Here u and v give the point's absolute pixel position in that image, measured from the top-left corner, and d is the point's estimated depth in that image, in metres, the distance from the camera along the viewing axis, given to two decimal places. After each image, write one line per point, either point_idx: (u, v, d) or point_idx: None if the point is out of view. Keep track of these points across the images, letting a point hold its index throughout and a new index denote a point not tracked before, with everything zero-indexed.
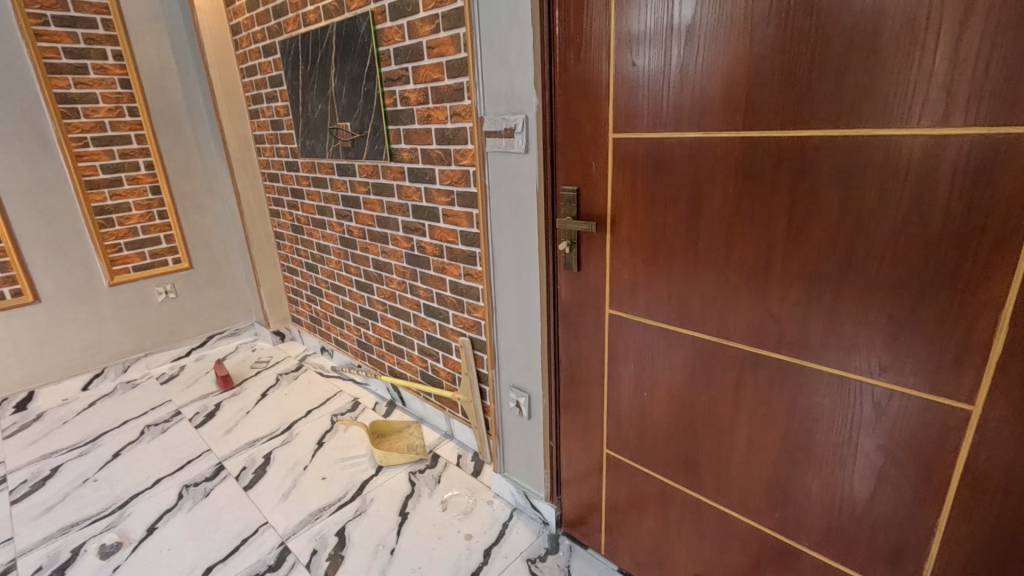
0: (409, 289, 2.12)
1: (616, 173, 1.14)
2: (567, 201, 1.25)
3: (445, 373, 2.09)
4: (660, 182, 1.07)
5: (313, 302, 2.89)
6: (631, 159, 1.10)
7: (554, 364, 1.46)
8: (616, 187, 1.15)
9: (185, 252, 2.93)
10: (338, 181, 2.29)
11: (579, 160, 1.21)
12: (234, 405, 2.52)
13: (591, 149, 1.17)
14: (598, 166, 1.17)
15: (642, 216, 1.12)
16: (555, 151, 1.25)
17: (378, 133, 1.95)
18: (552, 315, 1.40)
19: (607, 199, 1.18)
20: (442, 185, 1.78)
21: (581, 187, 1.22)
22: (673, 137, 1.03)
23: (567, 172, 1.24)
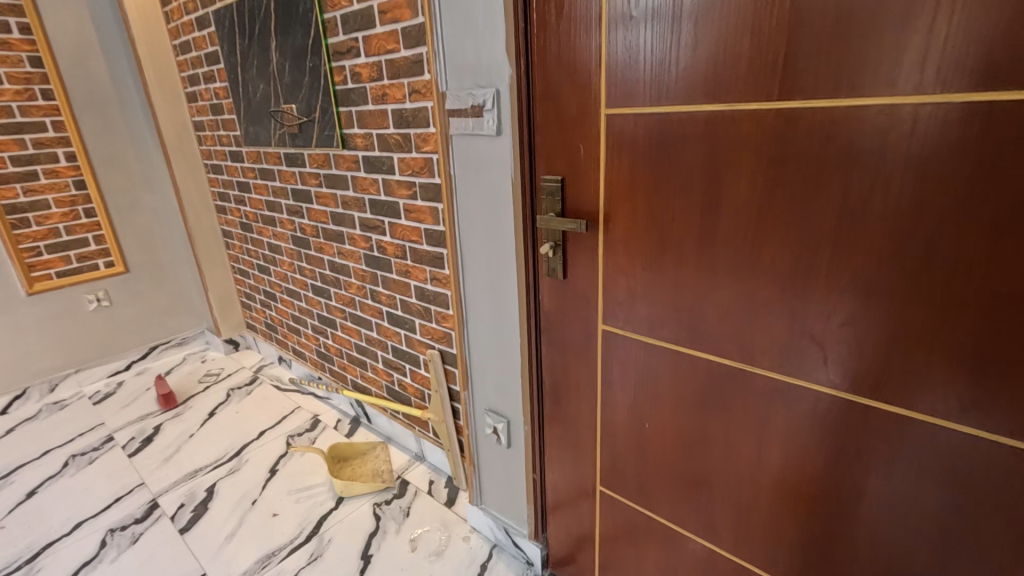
0: (370, 295, 1.87)
1: (609, 159, 0.92)
2: (550, 195, 1.03)
3: (413, 390, 1.86)
4: (665, 170, 0.86)
5: (267, 308, 2.61)
6: (629, 141, 0.88)
7: (537, 386, 1.24)
8: (610, 176, 0.93)
9: (119, 254, 2.61)
10: (287, 173, 2.01)
11: (563, 144, 0.98)
12: (176, 427, 2.23)
13: (578, 131, 0.95)
14: (587, 151, 0.95)
15: (643, 213, 0.91)
16: (533, 133, 1.02)
17: (327, 116, 1.68)
18: (534, 329, 1.18)
19: (597, 191, 0.96)
20: (402, 176, 1.53)
21: (566, 177, 1.00)
22: (682, 112, 0.81)
23: (549, 158, 1.02)
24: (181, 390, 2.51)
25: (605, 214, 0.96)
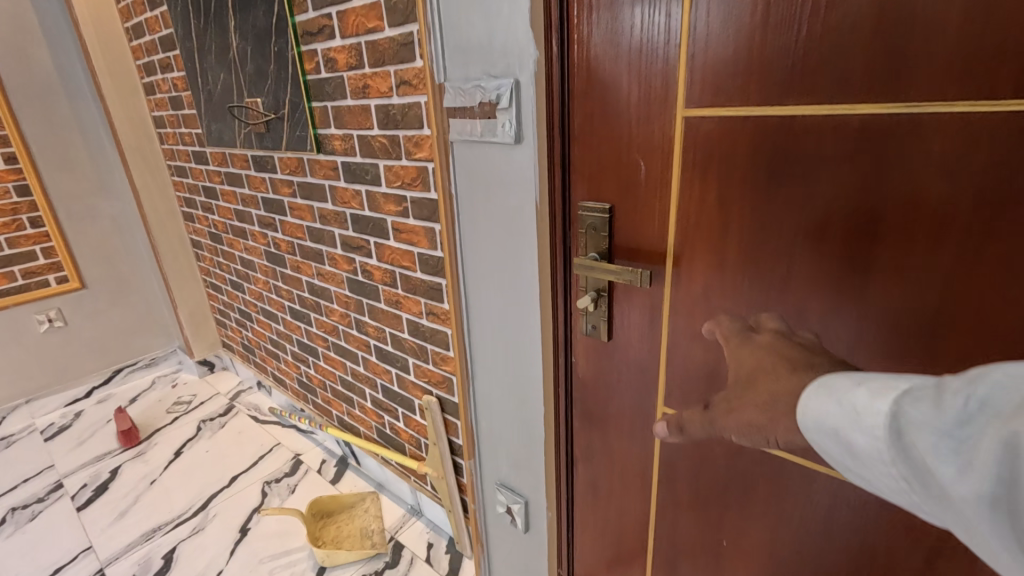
0: (355, 325, 1.58)
1: (685, 180, 0.66)
2: (591, 227, 0.77)
3: (408, 436, 1.58)
4: (777, 199, 0.60)
5: (243, 327, 2.32)
6: (720, 156, 0.63)
7: (567, 466, 0.97)
8: (686, 203, 0.67)
9: (73, 268, 2.30)
10: (255, 179, 1.71)
11: (612, 157, 0.72)
12: (136, 471, 1.94)
13: (639, 140, 0.69)
14: (649, 168, 0.69)
15: (738, 257, 0.65)
16: (568, 141, 0.75)
17: (298, 113, 1.37)
18: (565, 397, 0.91)
19: (666, 222, 0.70)
20: (390, 188, 1.23)
21: (619, 205, 0.73)
22: (811, 117, 0.56)
23: (592, 176, 0.75)
24: (145, 423, 2.22)
25: (677, 255, 0.70)
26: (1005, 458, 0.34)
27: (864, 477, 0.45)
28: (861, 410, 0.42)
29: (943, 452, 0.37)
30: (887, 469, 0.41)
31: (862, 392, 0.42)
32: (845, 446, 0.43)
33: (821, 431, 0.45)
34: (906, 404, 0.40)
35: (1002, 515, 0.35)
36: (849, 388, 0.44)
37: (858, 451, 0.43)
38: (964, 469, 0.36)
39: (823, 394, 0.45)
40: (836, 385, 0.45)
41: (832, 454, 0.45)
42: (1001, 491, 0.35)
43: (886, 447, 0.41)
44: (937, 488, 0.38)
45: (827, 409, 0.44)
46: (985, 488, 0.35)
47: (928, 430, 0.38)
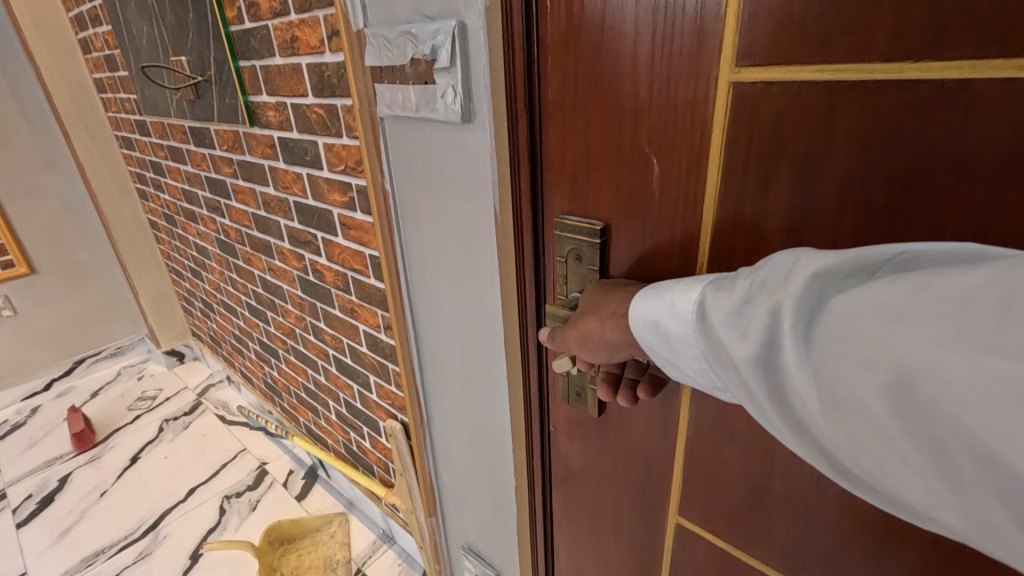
0: (311, 330, 1.35)
1: (727, 192, 0.41)
2: (573, 256, 0.53)
3: (375, 458, 1.37)
4: (898, 230, 0.35)
5: (208, 317, 2.10)
6: (796, 153, 0.37)
7: (545, 550, 0.75)
8: (725, 226, 0.43)
9: (19, 252, 2.08)
10: (196, 155, 1.45)
11: (607, 149, 0.47)
12: (85, 479, 1.76)
13: (651, 124, 0.43)
14: (666, 168, 0.44)
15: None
16: (545, 121, 0.50)
17: (225, 75, 1.10)
18: (542, 469, 0.68)
19: (689, 254, 0.45)
20: (332, 173, 0.97)
21: (618, 221, 0.49)
22: (995, 86, 0.30)
23: (576, 176, 0.50)
24: (103, 422, 2.03)
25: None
26: (772, 327, 0.32)
27: (678, 372, 0.42)
28: (678, 300, 0.39)
29: (731, 328, 0.35)
30: (695, 356, 0.39)
31: (681, 286, 0.40)
32: (662, 338, 0.41)
33: (647, 328, 0.42)
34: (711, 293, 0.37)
35: (770, 380, 0.33)
36: (669, 286, 0.41)
37: (674, 344, 0.40)
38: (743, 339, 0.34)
39: (645, 293, 0.41)
40: (658, 284, 0.42)
41: (654, 352, 0.42)
42: (773, 361, 0.33)
43: (693, 334, 0.38)
44: (729, 364, 0.36)
45: (652, 303, 0.41)
46: (761, 357, 0.33)
47: (725, 312, 0.35)
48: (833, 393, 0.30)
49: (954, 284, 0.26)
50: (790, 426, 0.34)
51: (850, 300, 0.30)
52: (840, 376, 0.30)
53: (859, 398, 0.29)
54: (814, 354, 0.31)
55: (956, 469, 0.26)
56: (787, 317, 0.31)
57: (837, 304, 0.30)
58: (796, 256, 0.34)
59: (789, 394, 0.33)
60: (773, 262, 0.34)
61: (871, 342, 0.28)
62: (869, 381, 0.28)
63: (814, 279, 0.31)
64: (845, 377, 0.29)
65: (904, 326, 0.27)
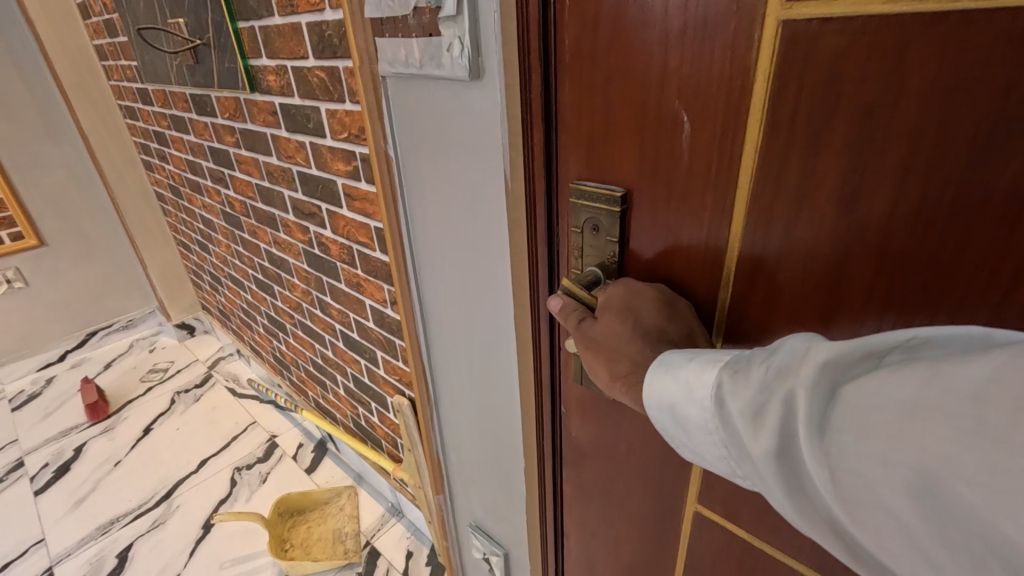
0: (318, 304, 1.32)
1: (768, 154, 0.37)
2: (591, 227, 0.50)
3: (383, 433, 1.36)
4: (971, 201, 0.31)
5: (217, 291, 2.09)
6: (852, 109, 0.33)
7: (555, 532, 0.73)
8: (764, 194, 0.39)
9: (28, 224, 2.07)
10: (199, 125, 1.41)
11: (630, 109, 0.42)
12: (100, 449, 1.78)
13: (681, 79, 0.39)
14: (697, 129, 0.40)
15: (861, 300, 0.37)
16: (562, 76, 0.45)
17: (223, 38, 1.05)
18: (554, 449, 0.66)
19: (722, 224, 0.42)
20: (335, 141, 0.93)
21: (642, 189, 0.45)
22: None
23: (594, 138, 0.45)
24: (116, 393, 2.05)
25: (741, 282, 0.43)
26: (788, 417, 0.30)
27: (696, 456, 0.40)
28: (693, 382, 0.38)
29: (747, 417, 0.33)
30: (714, 441, 0.37)
31: (694, 366, 0.38)
32: (679, 420, 0.39)
33: (662, 409, 0.40)
34: (725, 377, 0.35)
35: (791, 475, 0.31)
36: (681, 363, 0.39)
37: (691, 426, 0.38)
38: (756, 431, 0.32)
39: (659, 371, 0.40)
40: (669, 359, 0.40)
41: (669, 434, 0.40)
42: (792, 453, 0.30)
43: (708, 418, 0.36)
44: (746, 456, 0.33)
45: (665, 385, 0.40)
46: (774, 446, 0.31)
47: (739, 401, 0.33)
48: (856, 495, 0.27)
49: (960, 374, 0.24)
50: (814, 520, 0.31)
51: (866, 391, 0.27)
52: (859, 472, 0.27)
53: (882, 497, 0.26)
54: (833, 451, 0.28)
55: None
56: (803, 409, 0.29)
57: (851, 395, 0.28)
58: (808, 343, 0.32)
59: (810, 488, 0.30)
60: (786, 347, 0.32)
61: (893, 440, 0.26)
62: (890, 481, 0.26)
63: (827, 367, 0.29)
64: (869, 478, 0.26)
65: (917, 425, 0.25)
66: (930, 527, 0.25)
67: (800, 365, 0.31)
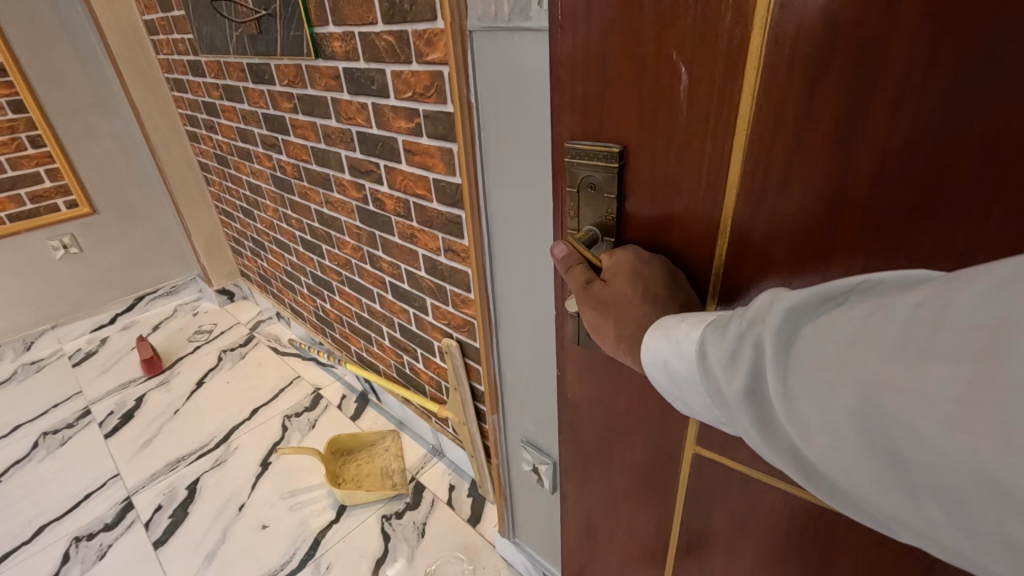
0: (368, 260, 1.44)
1: (767, 113, 0.46)
2: (586, 185, 0.62)
3: (428, 378, 1.49)
4: (946, 135, 0.38)
5: (258, 257, 2.22)
6: (841, 64, 0.41)
7: (582, 463, 0.84)
8: (765, 139, 0.47)
9: (81, 192, 2.20)
10: (254, 93, 1.52)
11: (626, 66, 0.53)
12: (158, 399, 1.93)
13: (672, 35, 0.48)
14: (693, 79, 0.49)
15: (853, 228, 0.45)
16: (560, 30, 0.56)
17: (291, 8, 1.15)
18: (580, 383, 0.77)
19: (720, 166, 0.51)
20: (399, 101, 1.03)
21: (632, 147, 0.56)
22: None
23: (591, 95, 0.57)
24: (167, 351, 2.19)
25: (743, 224, 0.52)
26: (755, 358, 0.39)
27: (693, 401, 0.50)
28: (684, 339, 0.48)
29: (723, 363, 0.41)
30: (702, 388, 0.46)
31: (684, 326, 0.49)
32: (673, 371, 0.50)
33: (659, 364, 0.51)
34: (709, 333, 0.44)
35: (759, 407, 0.39)
36: (674, 325, 0.50)
37: (679, 376, 0.49)
38: (731, 373, 0.40)
39: (655, 333, 0.50)
40: (664, 323, 0.51)
41: (668, 385, 0.51)
42: (760, 390, 0.39)
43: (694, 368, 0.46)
44: (720, 393, 0.42)
45: (661, 344, 0.50)
46: (746, 384, 0.39)
47: (718, 351, 0.42)
48: (806, 415, 0.35)
49: (900, 308, 0.31)
50: (779, 446, 0.39)
51: (821, 327, 0.35)
52: (809, 397, 0.35)
53: (827, 416, 0.33)
54: (789, 380, 0.36)
55: (913, 477, 0.29)
56: (768, 349, 0.38)
57: (807, 334, 0.36)
58: (771, 296, 0.40)
59: (774, 420, 0.38)
60: (757, 304, 0.41)
61: (833, 367, 0.33)
62: (832, 399, 0.33)
63: (788, 314, 0.38)
64: (817, 400, 0.34)
65: (859, 347, 0.32)
66: (860, 437, 0.32)
67: (768, 314, 0.39)
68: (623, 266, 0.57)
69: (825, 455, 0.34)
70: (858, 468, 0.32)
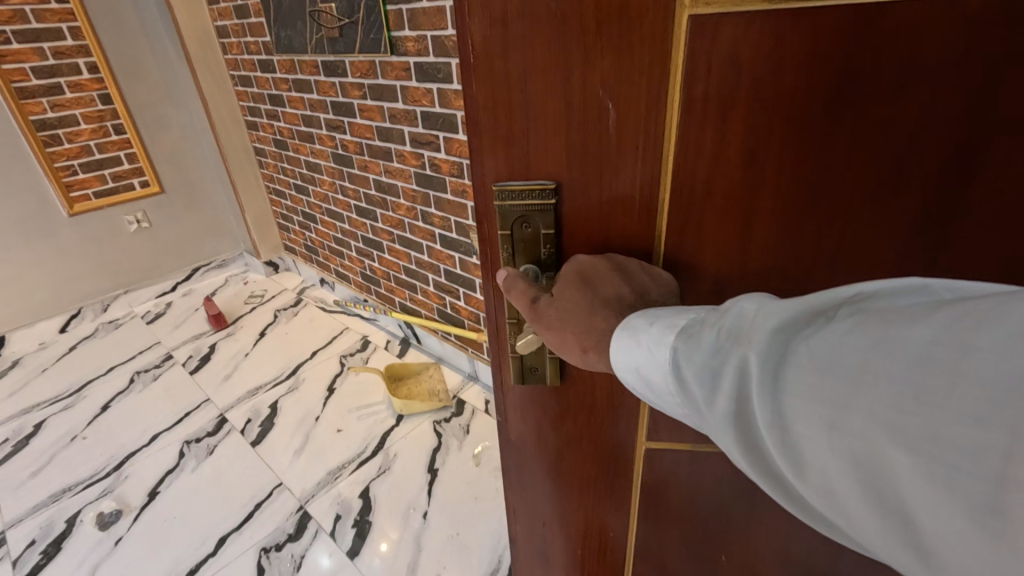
0: (420, 217, 1.81)
1: (692, 137, 0.46)
2: (522, 225, 0.55)
3: (467, 313, 1.85)
4: (840, 138, 0.43)
5: (307, 229, 2.56)
6: (751, 79, 0.42)
7: (528, 474, 0.78)
8: (689, 161, 0.48)
9: (153, 174, 2.54)
10: (325, 84, 1.87)
11: (551, 102, 0.48)
12: (230, 346, 2.27)
13: (596, 69, 0.46)
14: (622, 105, 0.47)
15: (766, 216, 0.48)
16: (468, 71, 0.49)
17: (373, 17, 1.51)
18: (532, 399, 0.69)
19: (652, 183, 0.50)
20: (461, 85, 1.40)
21: (563, 179, 0.52)
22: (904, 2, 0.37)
23: (510, 131, 0.51)
24: (229, 311, 2.53)
25: (674, 237, 0.52)
26: (741, 382, 0.35)
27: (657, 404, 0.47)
28: (655, 346, 0.44)
29: (703, 379, 0.38)
30: (675, 399, 0.43)
31: (655, 331, 0.44)
32: (645, 379, 0.46)
33: (631, 369, 0.47)
34: (682, 343, 0.41)
35: (745, 432, 0.36)
36: (643, 328, 0.46)
37: (654, 385, 0.45)
38: (714, 395, 0.37)
39: (623, 335, 0.46)
40: (632, 324, 0.47)
41: (640, 391, 0.47)
42: (745, 415, 0.36)
43: (667, 378, 0.42)
44: (700, 410, 0.40)
45: (628, 348, 0.46)
46: (731, 407, 0.36)
47: (696, 363, 0.39)
48: (804, 452, 0.33)
49: (904, 337, 0.29)
50: (766, 470, 0.37)
51: (814, 351, 0.32)
52: (808, 433, 0.32)
53: (828, 459, 0.31)
54: (782, 407, 0.33)
55: (917, 531, 0.28)
56: (755, 375, 0.34)
57: (799, 359, 0.33)
58: (757, 306, 0.37)
59: (763, 449, 0.36)
60: (736, 312, 0.38)
61: (837, 407, 0.31)
62: (834, 439, 0.31)
63: (775, 331, 0.35)
64: (813, 438, 0.32)
65: (866, 385, 0.30)
66: (861, 483, 0.30)
67: (749, 332, 0.36)
68: (573, 285, 0.53)
69: (821, 497, 0.33)
70: (855, 512, 0.31)
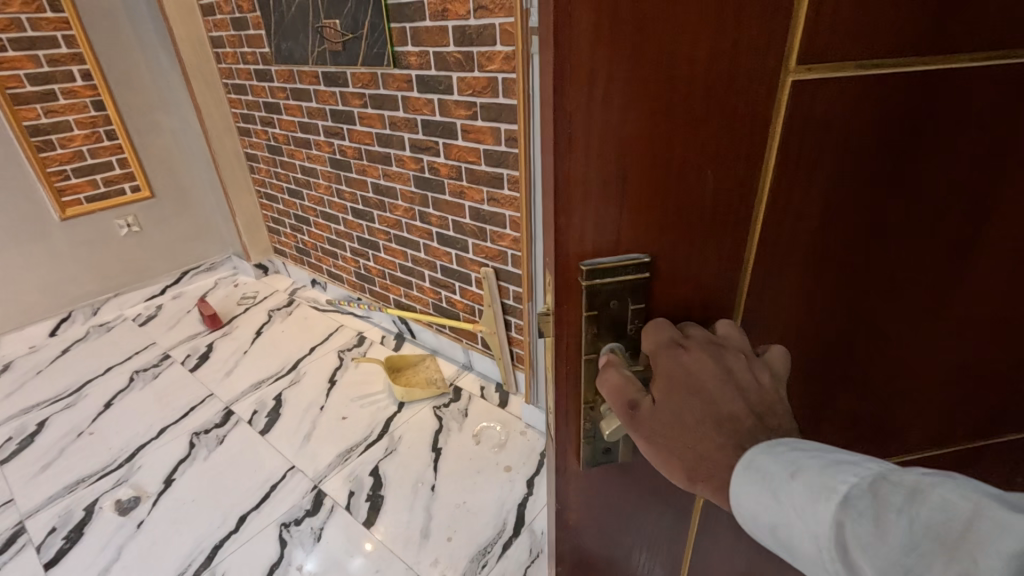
0: (418, 217, 1.94)
1: (781, 202, 0.46)
2: (609, 303, 0.48)
3: (462, 306, 1.99)
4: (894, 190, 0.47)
5: (299, 232, 2.65)
6: (835, 147, 0.44)
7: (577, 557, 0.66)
8: (775, 223, 0.47)
9: (144, 179, 2.58)
10: (325, 94, 1.99)
11: (651, 177, 0.43)
12: (227, 344, 2.35)
13: (701, 142, 0.42)
14: (719, 173, 0.44)
15: (833, 265, 0.50)
16: (560, 148, 0.41)
17: (377, 33, 1.65)
18: (592, 483, 0.59)
19: (737, 248, 0.48)
20: (461, 96, 1.55)
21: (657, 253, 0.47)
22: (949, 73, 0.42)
23: (602, 212, 0.44)
24: (223, 312, 2.59)
25: (753, 298, 0.51)
26: None
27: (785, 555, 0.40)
28: (805, 511, 0.36)
29: None
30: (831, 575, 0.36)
31: (800, 487, 0.37)
32: (779, 537, 0.39)
33: (759, 522, 0.39)
34: (851, 521, 0.34)
35: None
36: (780, 477, 0.38)
37: (795, 548, 0.38)
38: None
39: (754, 484, 0.39)
40: (764, 469, 0.39)
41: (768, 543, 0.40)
42: None
43: (828, 555, 0.35)
44: None
45: (762, 503, 0.38)
46: None
47: (882, 556, 0.33)
48: None
49: None
50: None
51: None
52: None
53: None
54: None
55: None
56: None
57: None
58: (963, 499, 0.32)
59: None
60: (935, 501, 0.32)
61: None
62: None
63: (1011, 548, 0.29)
64: None
65: None
66: None
67: (967, 538, 0.31)
68: (678, 385, 0.44)
69: None
70: None
